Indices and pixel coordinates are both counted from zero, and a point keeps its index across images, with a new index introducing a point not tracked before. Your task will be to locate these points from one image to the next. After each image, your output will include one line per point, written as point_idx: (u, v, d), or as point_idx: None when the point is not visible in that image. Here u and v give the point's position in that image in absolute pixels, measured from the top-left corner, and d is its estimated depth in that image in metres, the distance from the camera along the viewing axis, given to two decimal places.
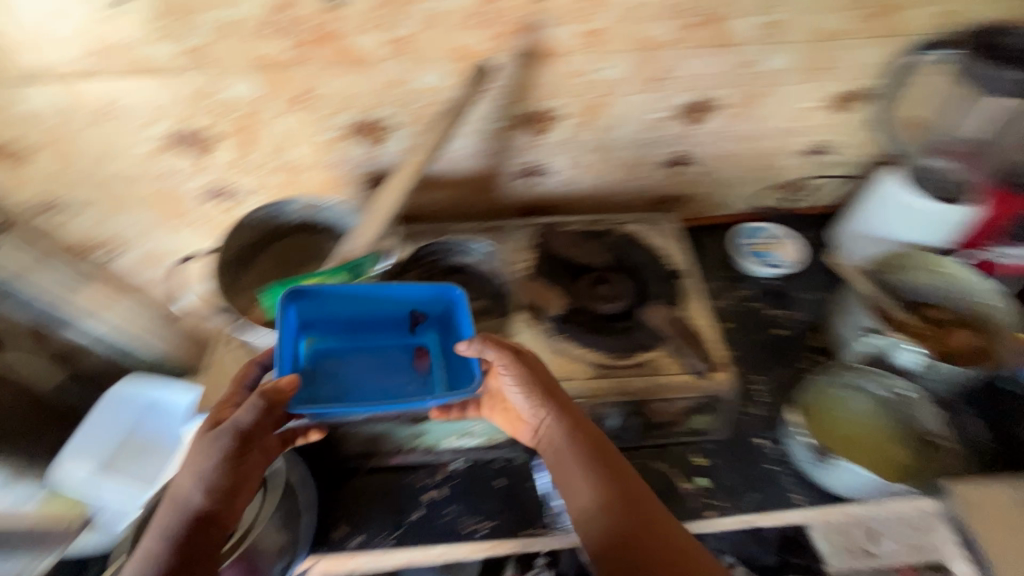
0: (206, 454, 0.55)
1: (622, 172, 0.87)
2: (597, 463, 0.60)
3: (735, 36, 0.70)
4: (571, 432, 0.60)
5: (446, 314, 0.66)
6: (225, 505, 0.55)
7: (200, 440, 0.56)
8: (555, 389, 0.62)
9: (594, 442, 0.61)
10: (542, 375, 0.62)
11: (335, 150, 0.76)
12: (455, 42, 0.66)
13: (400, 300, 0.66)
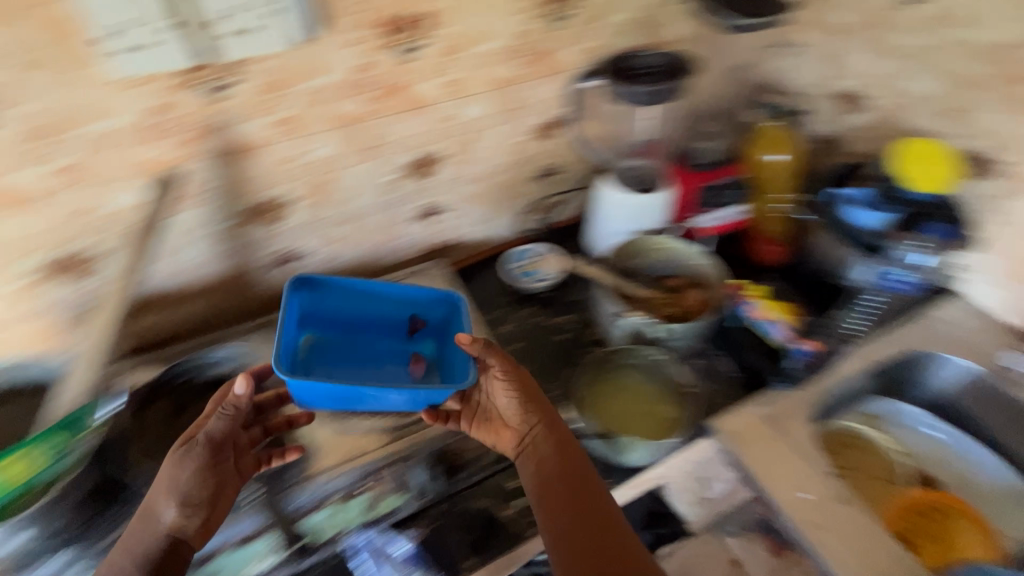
0: (173, 469, 0.59)
1: (380, 233, 0.91)
2: (567, 467, 0.65)
3: (424, 98, 0.78)
4: (550, 437, 0.66)
5: (447, 319, 0.78)
6: (203, 512, 0.60)
7: (172, 459, 0.60)
8: (537, 397, 0.68)
9: (566, 450, 0.66)
10: (531, 391, 0.68)
11: (42, 294, 0.69)
12: (138, 158, 0.64)
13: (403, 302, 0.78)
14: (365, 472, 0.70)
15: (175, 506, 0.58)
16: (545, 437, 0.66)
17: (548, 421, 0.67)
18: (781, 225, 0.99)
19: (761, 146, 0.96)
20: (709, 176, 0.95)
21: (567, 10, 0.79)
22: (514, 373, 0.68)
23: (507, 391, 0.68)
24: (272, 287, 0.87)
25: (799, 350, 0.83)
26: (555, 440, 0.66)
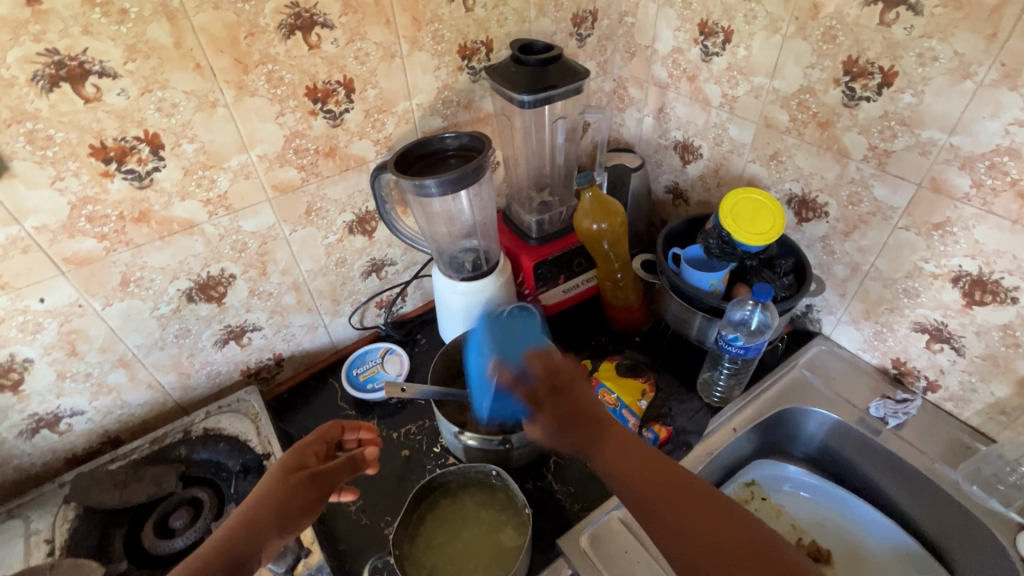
0: (283, 494, 0.55)
1: (172, 369, 0.78)
2: (644, 459, 0.55)
3: (180, 222, 0.68)
4: (608, 439, 0.56)
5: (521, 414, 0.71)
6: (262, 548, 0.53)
7: (280, 476, 0.57)
8: (574, 404, 0.59)
9: (625, 444, 0.56)
10: (571, 402, 0.59)
11: None
12: None
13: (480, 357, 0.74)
14: None
15: (274, 525, 0.54)
16: (600, 445, 0.56)
17: (596, 423, 0.58)
18: (630, 290, 0.93)
19: (585, 217, 0.88)
20: (545, 249, 0.90)
21: (343, 101, 0.74)
22: (552, 400, 0.60)
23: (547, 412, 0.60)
24: (37, 460, 0.73)
25: (651, 436, 0.77)
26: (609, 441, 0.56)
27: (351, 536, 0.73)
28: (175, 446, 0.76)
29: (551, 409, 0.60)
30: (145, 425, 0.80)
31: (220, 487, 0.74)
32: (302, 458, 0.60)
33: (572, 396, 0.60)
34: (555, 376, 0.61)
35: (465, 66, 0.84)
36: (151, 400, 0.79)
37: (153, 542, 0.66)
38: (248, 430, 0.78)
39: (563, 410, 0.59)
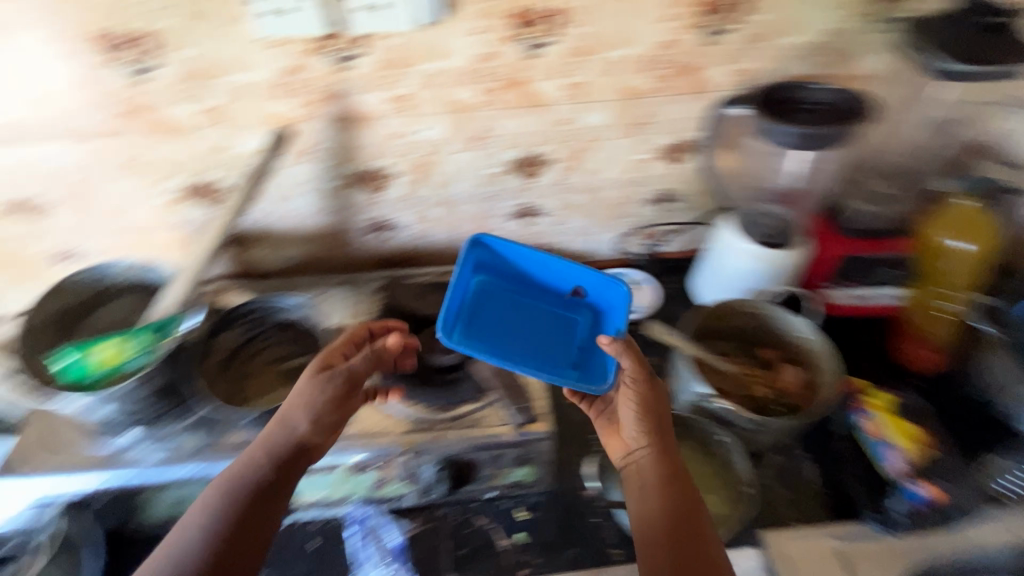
0: (319, 398, 0.61)
1: (471, 221, 0.89)
2: (683, 510, 0.59)
3: (541, 96, 0.74)
4: (665, 476, 0.61)
5: (607, 297, 0.76)
6: (311, 446, 0.61)
7: (308, 380, 0.62)
8: (664, 423, 0.64)
9: (676, 485, 0.60)
10: (658, 414, 0.63)
11: (178, 211, 0.79)
12: (271, 110, 0.70)
13: (573, 273, 0.76)
14: (378, 451, 0.66)
15: (308, 426, 0.60)
16: (653, 464, 0.62)
17: (668, 450, 0.63)
18: (944, 326, 0.79)
19: (942, 226, 0.75)
20: (860, 246, 0.79)
21: (729, 21, 0.70)
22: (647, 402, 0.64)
23: (636, 405, 0.63)
24: (363, 253, 0.90)
25: (913, 492, 0.66)
26: (666, 472, 0.61)
27: (565, 424, 0.77)
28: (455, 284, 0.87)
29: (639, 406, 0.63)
30: (432, 258, 0.94)
31: None
32: (331, 357, 0.65)
33: (660, 424, 0.63)
34: (657, 394, 0.64)
35: (888, 10, 0.70)
36: (446, 241, 0.92)
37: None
38: None
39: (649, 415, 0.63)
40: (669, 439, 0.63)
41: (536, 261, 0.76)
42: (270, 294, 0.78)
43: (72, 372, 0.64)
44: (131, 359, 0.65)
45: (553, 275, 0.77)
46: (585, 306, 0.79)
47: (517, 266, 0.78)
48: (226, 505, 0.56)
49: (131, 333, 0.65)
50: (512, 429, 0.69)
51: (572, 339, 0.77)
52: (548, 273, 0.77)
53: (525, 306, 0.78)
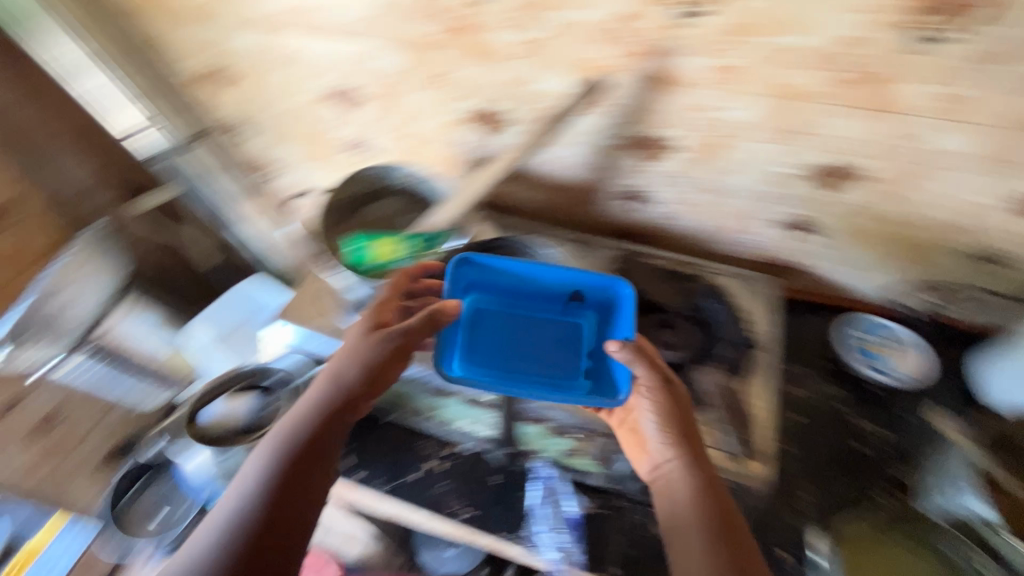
0: (368, 360, 0.61)
1: (730, 217, 0.81)
2: (716, 523, 0.55)
3: (899, 102, 0.60)
4: (700, 486, 0.57)
5: (611, 301, 0.68)
6: (356, 403, 0.63)
7: (364, 336, 0.62)
8: (688, 428, 0.59)
9: (716, 503, 0.56)
10: (682, 415, 0.59)
11: (458, 130, 0.83)
12: (587, 54, 0.67)
13: (570, 276, 0.67)
14: (586, 425, 0.64)
15: (359, 381, 0.61)
16: (685, 478, 0.58)
17: (702, 461, 0.58)
18: None
19: None
20: None
21: None
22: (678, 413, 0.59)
23: (656, 414, 0.59)
24: (606, 216, 0.87)
25: None
26: (706, 483, 0.57)
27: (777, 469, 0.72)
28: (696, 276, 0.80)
29: (669, 417, 0.59)
30: (671, 241, 0.88)
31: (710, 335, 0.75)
32: (383, 314, 0.65)
33: (684, 424, 0.59)
34: (677, 395, 0.60)
35: None
36: (695, 229, 0.85)
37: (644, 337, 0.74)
38: (756, 309, 0.76)
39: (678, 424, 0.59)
40: (697, 442, 0.59)
41: (528, 271, 0.68)
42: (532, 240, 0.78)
43: (353, 252, 0.72)
44: (402, 257, 0.72)
45: (547, 279, 0.68)
46: (587, 308, 0.70)
47: (516, 279, 0.69)
48: (280, 454, 0.59)
49: (404, 235, 0.71)
50: (726, 457, 0.64)
51: (577, 349, 0.67)
52: (538, 279, 0.68)
53: (533, 319, 0.69)
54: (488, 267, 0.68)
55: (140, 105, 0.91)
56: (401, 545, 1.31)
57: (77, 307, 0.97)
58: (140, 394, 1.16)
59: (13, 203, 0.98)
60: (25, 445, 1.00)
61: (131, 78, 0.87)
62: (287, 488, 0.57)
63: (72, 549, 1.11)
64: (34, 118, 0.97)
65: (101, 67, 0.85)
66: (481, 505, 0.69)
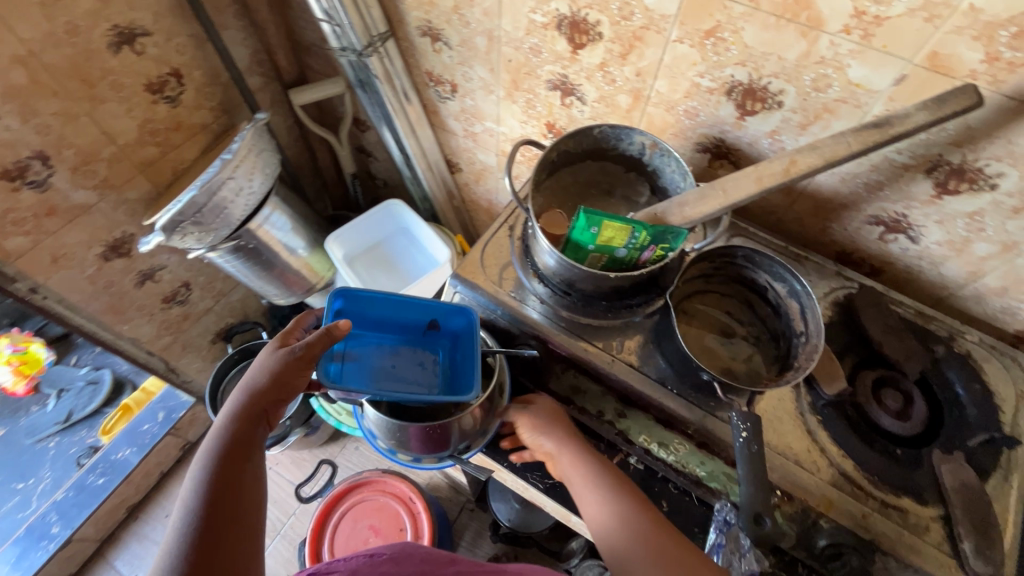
0: (277, 366, 0.57)
1: (1007, 279, 0.66)
2: (610, 485, 0.59)
3: None
4: (580, 458, 0.61)
5: (461, 330, 0.71)
6: (270, 410, 0.57)
7: (267, 354, 0.59)
8: (560, 419, 0.65)
9: (612, 475, 0.60)
10: (550, 411, 0.66)
11: (702, 100, 0.69)
12: (942, 48, 0.51)
13: (425, 309, 0.71)
14: (795, 484, 0.59)
15: (268, 382, 0.56)
16: (577, 468, 0.61)
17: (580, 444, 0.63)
18: None
19: None
20: None
21: None
22: (552, 416, 0.65)
23: (530, 423, 0.65)
24: (839, 237, 0.74)
25: None
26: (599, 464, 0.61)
27: None
28: (934, 339, 0.68)
29: (537, 420, 0.65)
30: (905, 283, 0.75)
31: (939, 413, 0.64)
32: (286, 336, 0.62)
33: (557, 417, 0.65)
34: (542, 403, 0.67)
35: None
36: (946, 280, 0.71)
37: (867, 397, 0.63)
38: (1003, 395, 0.64)
39: (547, 421, 0.64)
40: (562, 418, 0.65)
41: (392, 305, 0.71)
42: (786, 263, 0.62)
43: (573, 230, 0.61)
44: (622, 247, 0.61)
45: (402, 311, 0.72)
46: (442, 335, 0.75)
47: (389, 313, 0.72)
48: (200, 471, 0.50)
49: (647, 226, 0.58)
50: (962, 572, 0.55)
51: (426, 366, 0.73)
52: (399, 313, 0.72)
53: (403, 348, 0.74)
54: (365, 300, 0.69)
55: None
56: (472, 486, 1.34)
57: (233, 202, 0.87)
58: (270, 289, 1.13)
59: (181, 70, 0.92)
60: (149, 315, 1.13)
61: None
62: (218, 499, 0.48)
63: (156, 423, 1.43)
64: None
65: None
66: None
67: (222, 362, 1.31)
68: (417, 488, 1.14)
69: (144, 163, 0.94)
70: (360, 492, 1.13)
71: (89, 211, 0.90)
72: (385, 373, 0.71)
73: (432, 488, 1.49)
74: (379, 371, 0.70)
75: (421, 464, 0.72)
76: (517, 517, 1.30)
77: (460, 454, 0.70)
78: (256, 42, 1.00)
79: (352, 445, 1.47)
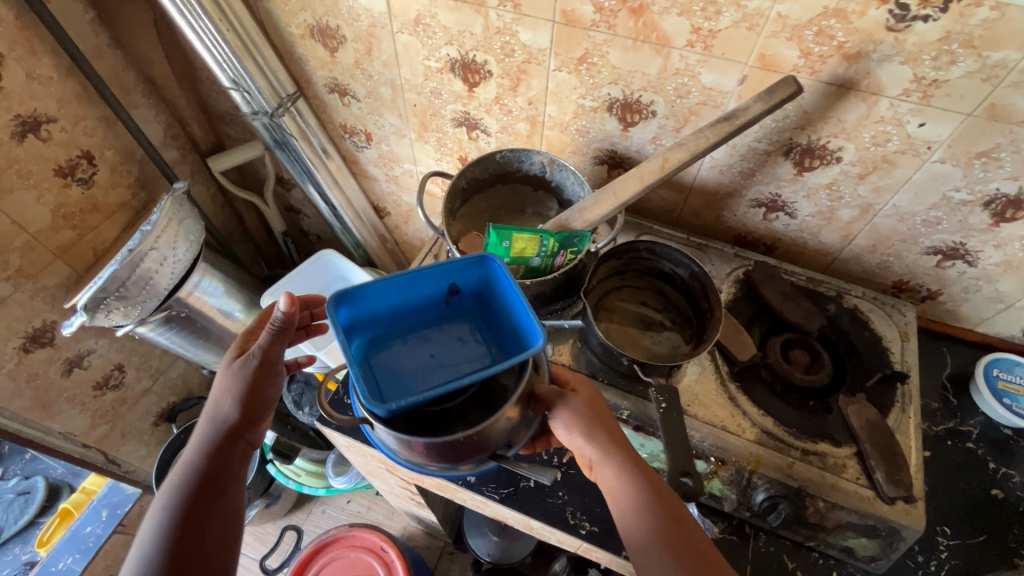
0: (237, 388, 0.53)
1: (872, 237, 0.75)
2: (647, 496, 0.52)
3: None
4: (626, 472, 0.53)
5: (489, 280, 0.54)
6: (245, 433, 0.54)
7: (227, 368, 0.55)
8: (599, 413, 0.56)
9: (654, 482, 0.53)
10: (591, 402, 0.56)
11: (589, 118, 0.77)
12: (767, 50, 0.61)
13: (436, 273, 0.52)
14: (725, 449, 0.64)
15: (237, 410, 0.53)
16: (614, 477, 0.53)
17: (620, 449, 0.54)
18: None
19: None
20: None
21: None
22: (589, 415, 0.55)
23: (564, 427, 0.55)
24: (731, 223, 0.83)
25: None
26: (643, 469, 0.53)
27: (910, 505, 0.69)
28: (825, 301, 0.76)
29: (575, 422, 0.54)
30: (797, 255, 0.83)
31: (841, 364, 0.72)
32: (249, 342, 0.57)
33: (598, 415, 0.55)
34: (581, 395, 0.56)
35: None
36: (827, 247, 0.80)
37: (777, 358, 0.70)
38: (888, 338, 0.72)
39: (584, 424, 0.54)
40: (604, 413, 0.56)
41: (401, 285, 0.51)
42: (682, 249, 0.69)
43: (487, 247, 0.65)
44: (535, 256, 0.66)
45: (409, 291, 0.53)
46: (468, 301, 0.56)
47: (391, 303, 0.53)
48: (174, 517, 0.49)
49: (553, 232, 0.64)
50: (879, 501, 0.60)
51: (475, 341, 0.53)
52: (407, 294, 0.53)
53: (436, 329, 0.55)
54: (358, 295, 0.49)
55: (224, 66, 0.83)
56: (446, 526, 1.32)
57: (158, 272, 0.87)
58: (209, 357, 1.11)
59: (92, 151, 0.92)
60: (81, 405, 1.08)
61: (217, 34, 0.78)
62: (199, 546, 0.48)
63: (101, 523, 1.34)
64: (113, 66, 0.91)
65: (181, 10, 0.76)
66: (598, 521, 0.67)
67: (167, 445, 1.25)
68: (388, 537, 1.10)
69: (61, 248, 0.93)
70: (328, 551, 1.10)
71: (3, 303, 0.87)
72: (432, 366, 0.51)
73: (408, 538, 1.43)
74: (424, 367, 0.51)
75: (461, 472, 0.54)
76: (496, 550, 1.28)
77: (503, 451, 0.54)
78: (168, 117, 1.02)
79: (318, 507, 1.42)
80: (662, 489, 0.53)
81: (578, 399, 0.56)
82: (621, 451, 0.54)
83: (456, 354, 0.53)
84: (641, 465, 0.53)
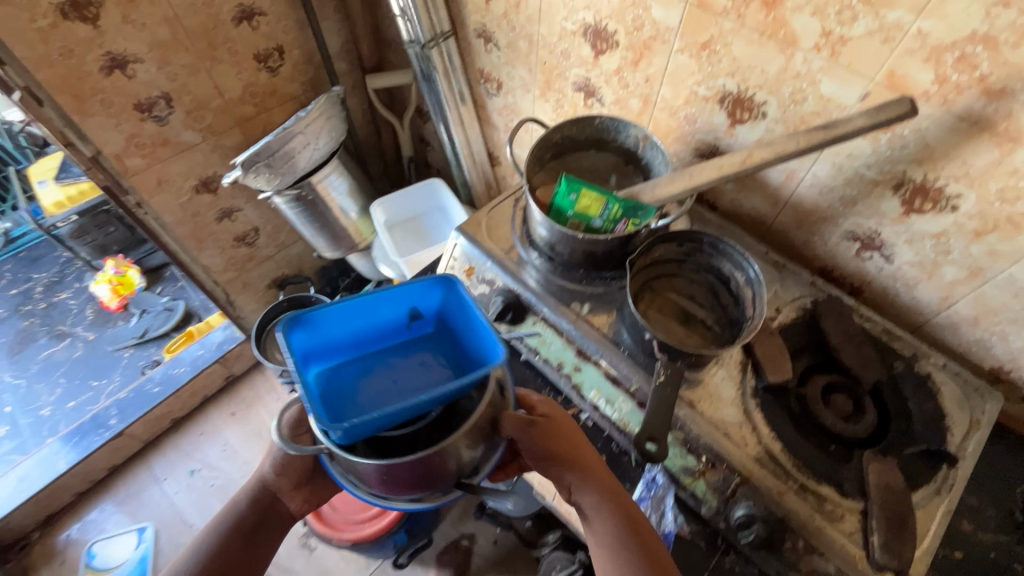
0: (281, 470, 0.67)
1: (976, 308, 0.67)
2: (622, 531, 0.58)
3: None
4: (600, 502, 0.60)
5: (446, 306, 0.66)
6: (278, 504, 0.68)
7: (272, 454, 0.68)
8: (564, 442, 0.62)
9: (632, 518, 0.59)
10: (563, 437, 0.63)
11: (699, 107, 0.77)
12: (897, 68, 0.57)
13: (401, 298, 0.64)
14: (719, 453, 0.64)
15: (273, 475, 0.67)
16: (592, 506, 0.60)
17: (596, 480, 0.61)
18: None
19: None
20: None
21: None
22: (557, 448, 0.62)
23: (530, 449, 0.62)
24: (820, 251, 0.78)
25: None
26: (620, 506, 0.60)
27: None
28: (896, 358, 0.70)
29: (537, 452, 0.62)
30: (884, 305, 0.76)
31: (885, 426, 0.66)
32: None
33: (567, 443, 0.63)
34: (548, 420, 0.63)
35: None
36: (921, 306, 0.72)
37: (813, 393, 0.66)
38: (953, 420, 0.65)
39: (547, 455, 0.62)
40: (603, 477, 0.61)
41: (358, 315, 0.62)
42: (747, 254, 0.68)
43: (555, 196, 0.71)
44: (597, 218, 0.70)
45: (374, 316, 0.64)
46: (426, 323, 0.68)
47: (356, 327, 0.64)
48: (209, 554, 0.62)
49: (619, 199, 0.68)
50: (865, 562, 0.57)
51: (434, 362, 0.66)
52: (372, 318, 0.64)
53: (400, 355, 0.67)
54: (324, 322, 0.60)
55: None
56: None
57: (300, 153, 1.04)
58: (320, 241, 1.29)
59: (284, 46, 1.12)
60: (221, 249, 1.33)
61: None
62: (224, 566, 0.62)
63: (209, 350, 1.64)
64: None
65: None
66: None
67: (272, 307, 1.49)
68: None
69: (241, 119, 1.15)
70: None
71: (192, 148, 1.11)
72: (393, 387, 0.63)
73: None
74: (390, 390, 0.63)
75: (426, 506, 0.61)
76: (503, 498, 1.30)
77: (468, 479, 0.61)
78: (347, 33, 1.20)
79: None
80: (642, 528, 0.59)
81: (546, 425, 0.62)
82: (597, 484, 0.60)
83: (414, 376, 0.64)
84: (619, 502, 0.60)
